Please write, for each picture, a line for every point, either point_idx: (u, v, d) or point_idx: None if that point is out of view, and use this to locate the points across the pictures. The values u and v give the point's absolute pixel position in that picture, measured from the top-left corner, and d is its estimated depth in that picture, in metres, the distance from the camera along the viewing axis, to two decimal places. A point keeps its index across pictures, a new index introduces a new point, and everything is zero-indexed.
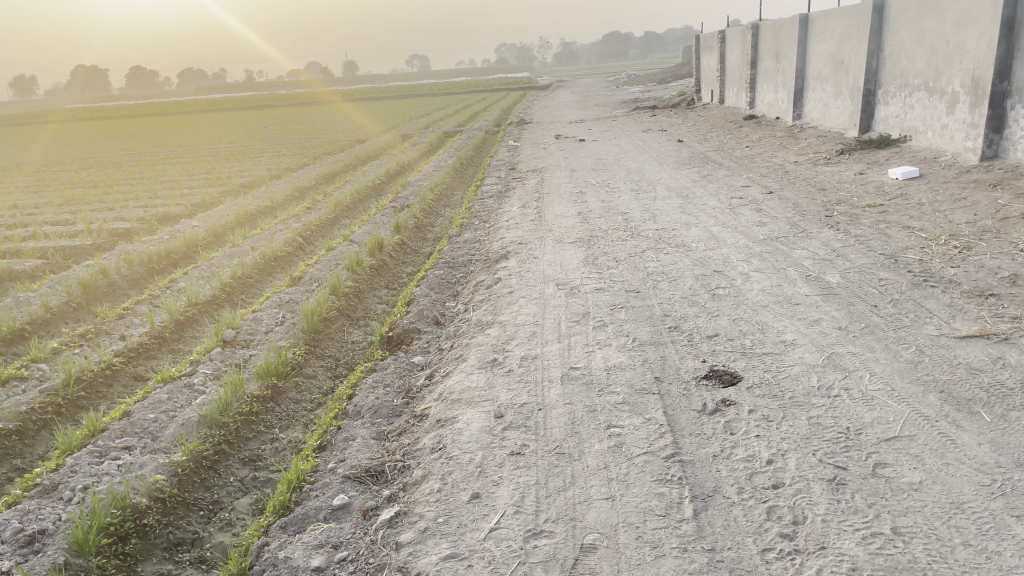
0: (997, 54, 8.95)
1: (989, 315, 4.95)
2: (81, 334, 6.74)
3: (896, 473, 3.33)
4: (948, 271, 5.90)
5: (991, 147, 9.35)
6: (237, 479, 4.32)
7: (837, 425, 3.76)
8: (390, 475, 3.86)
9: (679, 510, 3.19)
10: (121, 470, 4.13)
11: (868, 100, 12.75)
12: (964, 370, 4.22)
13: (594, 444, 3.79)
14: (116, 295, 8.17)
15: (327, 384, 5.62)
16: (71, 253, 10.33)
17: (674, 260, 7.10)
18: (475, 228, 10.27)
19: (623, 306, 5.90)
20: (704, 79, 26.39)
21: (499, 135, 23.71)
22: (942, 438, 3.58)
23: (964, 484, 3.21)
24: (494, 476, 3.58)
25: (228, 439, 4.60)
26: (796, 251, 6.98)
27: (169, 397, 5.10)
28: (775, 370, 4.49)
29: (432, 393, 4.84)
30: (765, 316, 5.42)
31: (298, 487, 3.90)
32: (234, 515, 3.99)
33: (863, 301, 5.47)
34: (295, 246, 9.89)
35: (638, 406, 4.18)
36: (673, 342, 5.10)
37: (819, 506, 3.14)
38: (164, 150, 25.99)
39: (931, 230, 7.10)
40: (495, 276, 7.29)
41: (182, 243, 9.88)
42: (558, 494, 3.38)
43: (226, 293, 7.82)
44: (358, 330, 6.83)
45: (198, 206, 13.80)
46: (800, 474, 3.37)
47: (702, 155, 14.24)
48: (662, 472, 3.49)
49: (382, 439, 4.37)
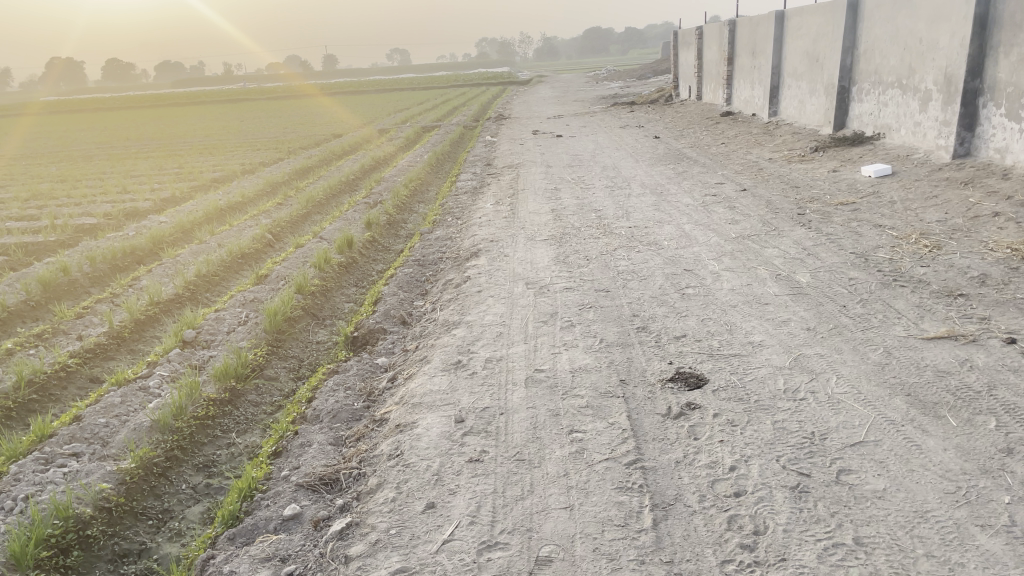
0: (970, 52, 8.94)
1: (958, 316, 4.91)
2: (37, 333, 6.57)
3: (860, 479, 3.26)
4: (918, 271, 5.86)
5: (963, 145, 9.36)
6: (189, 487, 4.19)
7: (802, 430, 3.69)
8: (345, 483, 3.74)
9: (638, 520, 3.10)
10: (67, 479, 3.98)
11: (842, 97, 12.75)
12: (931, 373, 4.17)
13: (555, 450, 3.69)
14: (77, 293, 7.99)
15: (289, 386, 5.50)
16: (33, 249, 10.11)
17: (645, 259, 7.02)
18: (447, 225, 10.14)
19: (591, 306, 5.81)
20: (682, 75, 26.37)
21: (477, 130, 23.54)
22: (907, 443, 3.52)
23: (928, 491, 3.15)
24: (450, 484, 3.48)
25: (181, 444, 4.45)
26: (768, 249, 6.93)
27: (122, 400, 4.95)
28: (742, 372, 4.42)
29: (394, 397, 4.72)
30: (734, 316, 5.35)
31: (249, 496, 3.78)
32: (184, 525, 3.86)
33: (832, 301, 5.41)
34: (264, 243, 9.71)
35: (602, 410, 4.08)
36: (640, 343, 5.01)
37: (781, 515, 3.06)
38: (137, 144, 25.62)
39: (902, 229, 7.07)
40: (464, 274, 7.18)
41: (148, 239, 9.70)
42: (516, 504, 3.28)
43: (191, 291, 7.67)
44: (324, 330, 6.69)
45: (167, 202, 13.57)
46: (763, 482, 3.29)
47: (678, 152, 14.19)
48: (623, 479, 3.40)
49: (340, 445, 4.25)
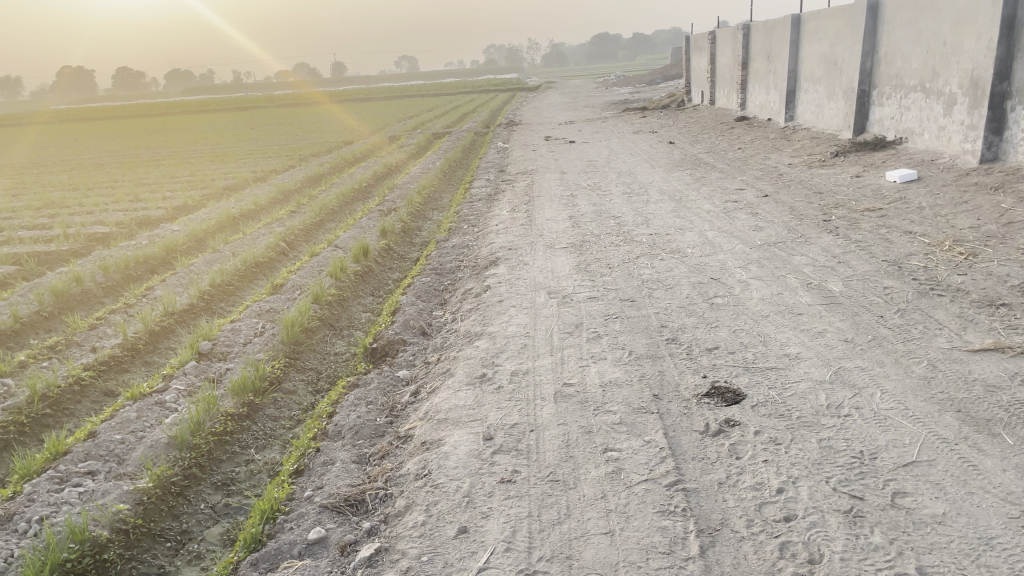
0: (997, 54, 8.75)
1: (1002, 327, 4.72)
2: (50, 345, 6.45)
3: (917, 503, 3.09)
4: (955, 280, 5.67)
5: (990, 149, 9.17)
6: (208, 506, 4.04)
7: (850, 449, 3.52)
8: (371, 504, 3.58)
9: (684, 547, 2.93)
10: (82, 499, 3.84)
11: (862, 101, 12.55)
12: (981, 388, 3.98)
13: (590, 470, 3.53)
14: (90, 304, 7.88)
15: (307, 400, 5.34)
16: (46, 259, 10.01)
17: (669, 267, 6.87)
18: (464, 232, 10.00)
19: (618, 316, 5.65)
20: (694, 79, 26.21)
21: (489, 136, 23.44)
22: (963, 463, 3.34)
23: (991, 516, 2.96)
24: (483, 507, 3.32)
25: (199, 462, 4.31)
26: (796, 257, 6.76)
27: (138, 416, 4.80)
28: (781, 387, 4.24)
29: (418, 412, 4.56)
30: (767, 327, 5.17)
31: (271, 517, 3.63)
32: (204, 547, 3.71)
33: (868, 311, 5.23)
34: (278, 252, 9.59)
35: (636, 427, 3.92)
36: (672, 355, 4.84)
37: (837, 542, 2.89)
38: (149, 152, 25.64)
39: (934, 235, 6.89)
40: (484, 283, 7.03)
41: (160, 248, 9.58)
42: (553, 529, 3.12)
43: (205, 301, 7.55)
44: (341, 341, 6.55)
45: (179, 210, 13.49)
46: (814, 506, 3.12)
47: (694, 157, 14.02)
48: (664, 502, 3.23)
49: (363, 464, 4.10)
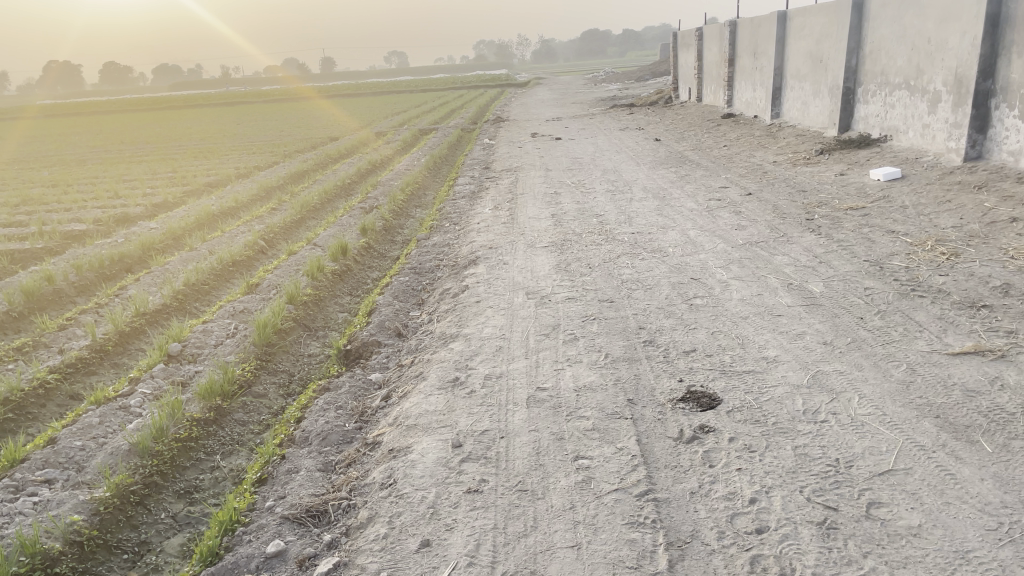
0: (982, 52, 8.70)
1: (983, 330, 4.65)
2: (17, 347, 6.30)
3: (892, 514, 3.00)
4: (936, 280, 5.60)
5: (975, 147, 9.12)
6: (169, 515, 3.92)
7: (826, 457, 3.43)
8: (334, 515, 3.48)
9: (652, 561, 2.84)
10: (37, 509, 3.71)
11: (847, 98, 12.49)
12: (960, 393, 3.90)
13: (559, 480, 3.43)
14: (62, 304, 7.73)
15: (278, 404, 5.22)
16: (20, 258, 9.83)
17: (650, 267, 6.76)
18: (445, 230, 9.89)
19: (595, 317, 5.55)
20: (682, 76, 26.15)
21: (475, 132, 23.27)
22: (940, 472, 3.26)
23: (967, 528, 2.88)
24: (447, 519, 3.22)
25: (161, 469, 4.19)
26: (777, 256, 6.67)
27: (100, 421, 4.67)
28: (758, 392, 4.15)
29: (388, 418, 4.45)
30: (745, 329, 5.09)
31: (230, 529, 3.51)
32: (161, 559, 3.59)
33: (848, 312, 5.15)
34: (255, 250, 9.44)
35: (609, 433, 3.82)
36: (648, 358, 4.75)
37: (809, 556, 2.80)
38: (132, 148, 25.36)
39: (917, 235, 6.82)
40: (462, 283, 6.92)
41: (136, 247, 9.42)
42: (518, 542, 3.02)
43: (179, 301, 7.40)
44: (316, 342, 6.42)
45: (159, 207, 13.29)
46: (787, 517, 3.03)
47: (679, 155, 13.94)
48: (634, 513, 3.13)
49: (329, 472, 3.99)
